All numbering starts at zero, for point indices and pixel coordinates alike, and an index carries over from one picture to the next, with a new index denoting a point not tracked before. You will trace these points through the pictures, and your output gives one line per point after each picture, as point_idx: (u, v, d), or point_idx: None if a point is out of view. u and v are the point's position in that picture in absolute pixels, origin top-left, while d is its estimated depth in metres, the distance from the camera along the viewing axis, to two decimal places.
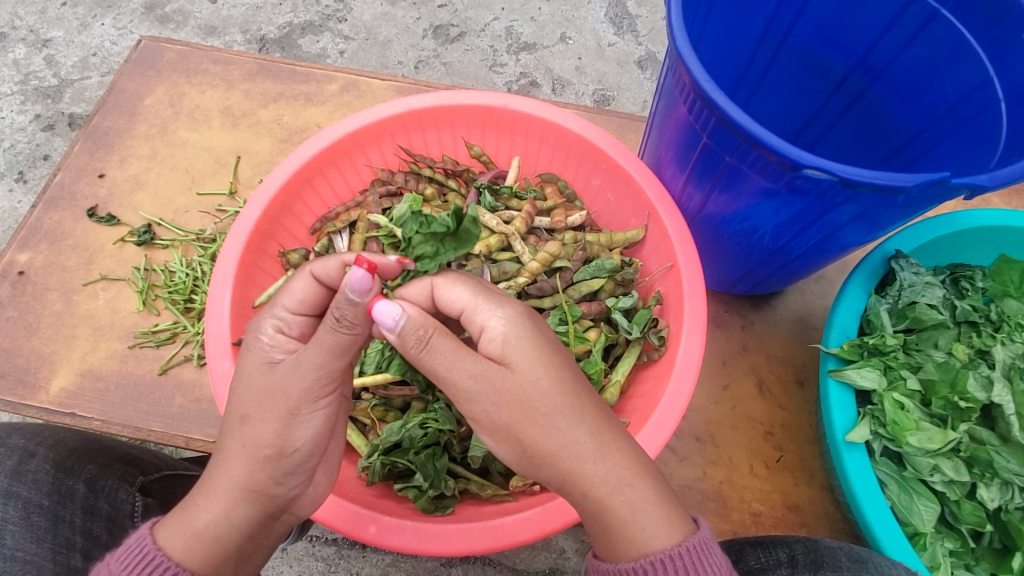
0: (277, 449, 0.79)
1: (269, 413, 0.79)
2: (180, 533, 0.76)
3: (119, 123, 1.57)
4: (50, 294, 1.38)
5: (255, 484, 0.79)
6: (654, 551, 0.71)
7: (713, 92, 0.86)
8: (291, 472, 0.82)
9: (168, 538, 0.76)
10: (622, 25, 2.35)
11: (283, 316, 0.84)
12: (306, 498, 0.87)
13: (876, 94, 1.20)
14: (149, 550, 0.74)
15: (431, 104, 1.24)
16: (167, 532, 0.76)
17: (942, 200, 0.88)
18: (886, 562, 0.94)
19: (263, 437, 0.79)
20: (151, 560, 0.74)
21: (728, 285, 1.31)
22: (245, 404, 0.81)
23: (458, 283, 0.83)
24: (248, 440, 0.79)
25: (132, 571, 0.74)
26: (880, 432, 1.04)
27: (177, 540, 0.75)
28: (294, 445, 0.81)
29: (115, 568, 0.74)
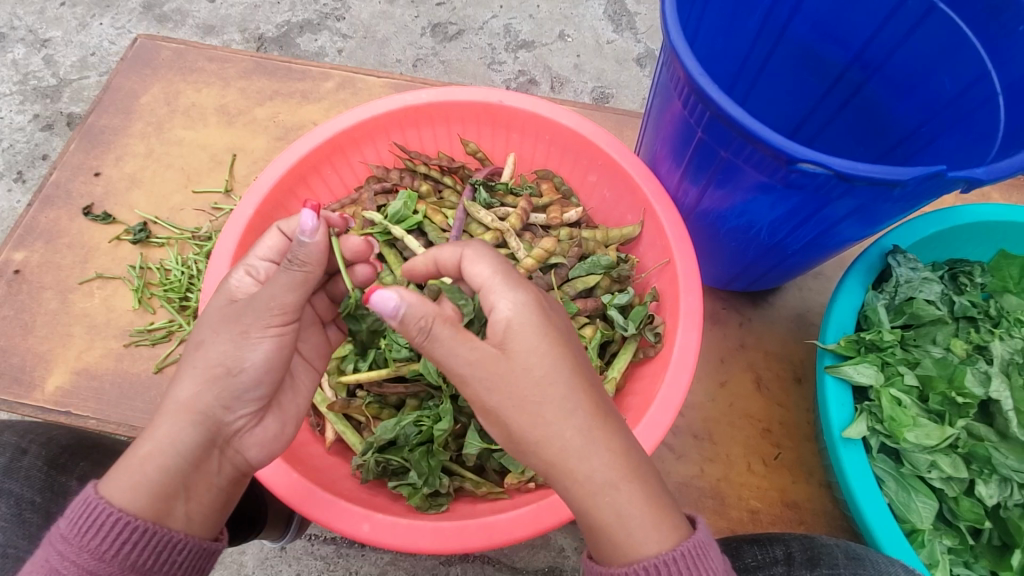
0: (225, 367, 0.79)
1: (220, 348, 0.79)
2: (126, 478, 0.74)
3: (115, 122, 1.56)
4: (46, 292, 1.38)
5: (204, 406, 0.79)
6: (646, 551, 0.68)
7: (708, 86, 0.85)
8: (238, 399, 0.81)
9: (114, 486, 0.74)
10: (621, 22, 2.35)
11: (256, 265, 0.88)
12: (257, 436, 0.85)
13: (874, 89, 1.19)
14: (94, 501, 0.73)
15: (425, 100, 1.23)
16: (112, 481, 0.74)
17: (940, 193, 0.87)
18: (883, 560, 0.94)
19: (218, 364, 0.79)
20: (99, 513, 0.72)
21: (725, 282, 1.30)
22: (202, 331, 0.82)
23: (480, 258, 0.80)
24: (198, 361, 0.79)
25: (80, 525, 0.72)
26: (877, 428, 1.03)
27: (126, 485, 0.74)
28: (241, 364, 0.80)
29: (67, 527, 0.73)
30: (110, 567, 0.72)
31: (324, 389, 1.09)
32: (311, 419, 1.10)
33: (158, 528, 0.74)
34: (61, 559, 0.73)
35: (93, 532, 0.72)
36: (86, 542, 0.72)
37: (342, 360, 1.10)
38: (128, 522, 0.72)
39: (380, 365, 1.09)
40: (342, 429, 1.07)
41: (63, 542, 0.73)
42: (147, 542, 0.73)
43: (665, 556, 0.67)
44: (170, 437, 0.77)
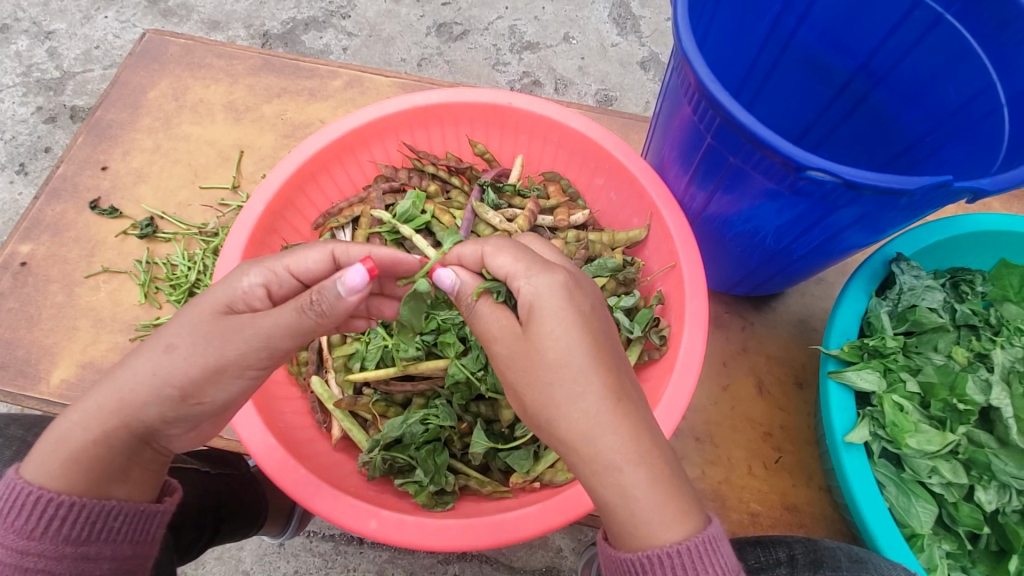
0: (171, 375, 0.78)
1: (202, 355, 0.79)
2: (40, 458, 0.76)
3: (122, 116, 1.57)
4: (51, 285, 1.38)
5: (150, 414, 0.78)
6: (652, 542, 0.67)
7: (718, 92, 0.86)
8: (184, 419, 0.81)
9: (32, 467, 0.76)
10: (626, 26, 2.36)
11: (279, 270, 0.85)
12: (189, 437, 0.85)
13: (879, 98, 1.21)
14: (15, 482, 0.75)
15: (435, 101, 1.24)
16: (32, 462, 0.76)
17: (945, 203, 0.88)
18: (885, 563, 0.95)
19: (177, 372, 0.78)
20: (20, 493, 0.74)
21: (730, 286, 1.31)
22: (179, 333, 0.79)
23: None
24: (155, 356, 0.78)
25: (5, 507, 0.74)
26: (879, 434, 1.04)
27: (42, 466, 0.75)
28: (203, 398, 0.80)
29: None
30: (40, 544, 0.74)
31: (331, 385, 1.10)
32: (318, 416, 1.10)
33: (88, 502, 0.76)
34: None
35: (16, 512, 0.74)
36: (10, 522, 0.74)
37: (350, 358, 1.12)
38: (49, 499, 0.74)
39: (387, 363, 1.11)
40: (349, 426, 1.08)
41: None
42: (76, 516, 0.75)
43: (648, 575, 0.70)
44: (103, 413, 0.77)
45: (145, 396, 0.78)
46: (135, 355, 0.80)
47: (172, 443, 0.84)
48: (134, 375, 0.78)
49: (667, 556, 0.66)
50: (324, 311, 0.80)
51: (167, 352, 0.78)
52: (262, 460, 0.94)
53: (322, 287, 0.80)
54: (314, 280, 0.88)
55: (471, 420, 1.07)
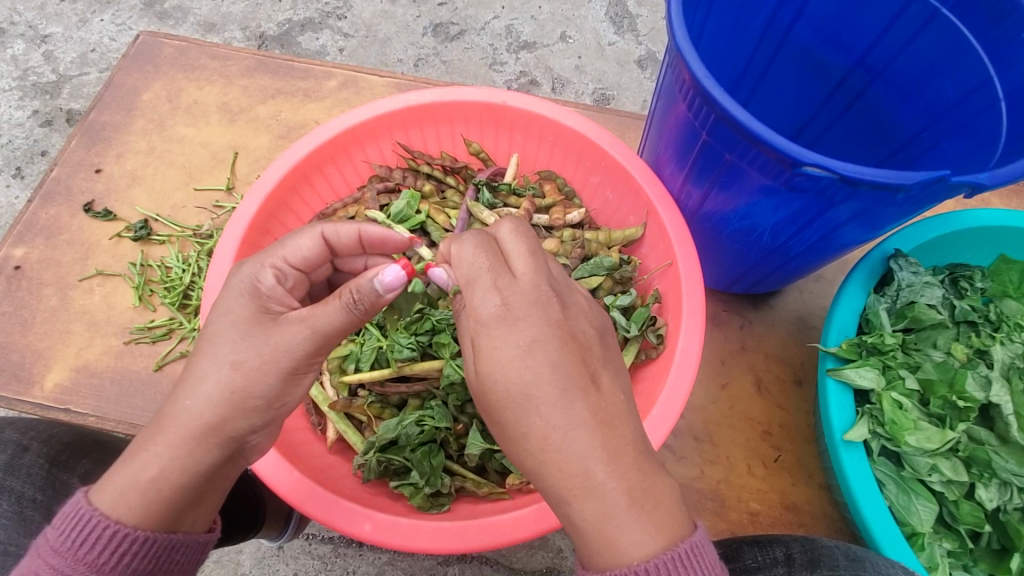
0: (236, 389, 0.77)
1: (269, 365, 0.78)
2: (114, 489, 0.73)
3: (116, 118, 1.56)
4: (45, 289, 1.38)
5: (233, 429, 0.78)
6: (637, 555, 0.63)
7: (713, 88, 0.85)
8: (264, 424, 0.81)
9: (107, 498, 0.73)
10: (623, 24, 2.35)
11: (283, 266, 0.86)
12: (261, 448, 0.85)
13: (876, 93, 1.20)
14: (86, 512, 0.72)
15: (429, 100, 1.23)
16: (104, 489, 0.73)
17: (943, 198, 0.87)
18: (885, 562, 0.94)
19: (252, 386, 0.78)
20: (91, 524, 0.71)
21: (727, 284, 1.30)
22: (240, 348, 0.78)
23: (466, 251, 0.77)
24: (221, 374, 0.77)
25: (73, 538, 0.71)
26: (878, 432, 1.03)
27: (119, 497, 0.72)
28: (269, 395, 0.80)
29: (60, 544, 0.71)
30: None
31: (326, 387, 1.09)
32: (313, 418, 1.10)
33: (159, 535, 0.74)
34: (55, 571, 0.72)
35: (87, 544, 0.71)
36: (80, 555, 0.71)
37: (344, 359, 1.11)
38: (127, 534, 0.72)
39: (382, 364, 1.10)
40: (344, 429, 1.07)
41: (54, 553, 0.71)
42: (147, 550, 0.73)
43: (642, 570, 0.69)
44: (181, 441, 0.75)
45: (226, 412, 0.77)
46: (193, 373, 0.78)
47: (248, 457, 0.83)
48: (202, 395, 0.77)
49: (665, 564, 0.62)
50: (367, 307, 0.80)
51: (233, 368, 0.77)
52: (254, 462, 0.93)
53: (359, 283, 0.79)
54: (310, 264, 0.90)
55: (466, 420, 1.05)
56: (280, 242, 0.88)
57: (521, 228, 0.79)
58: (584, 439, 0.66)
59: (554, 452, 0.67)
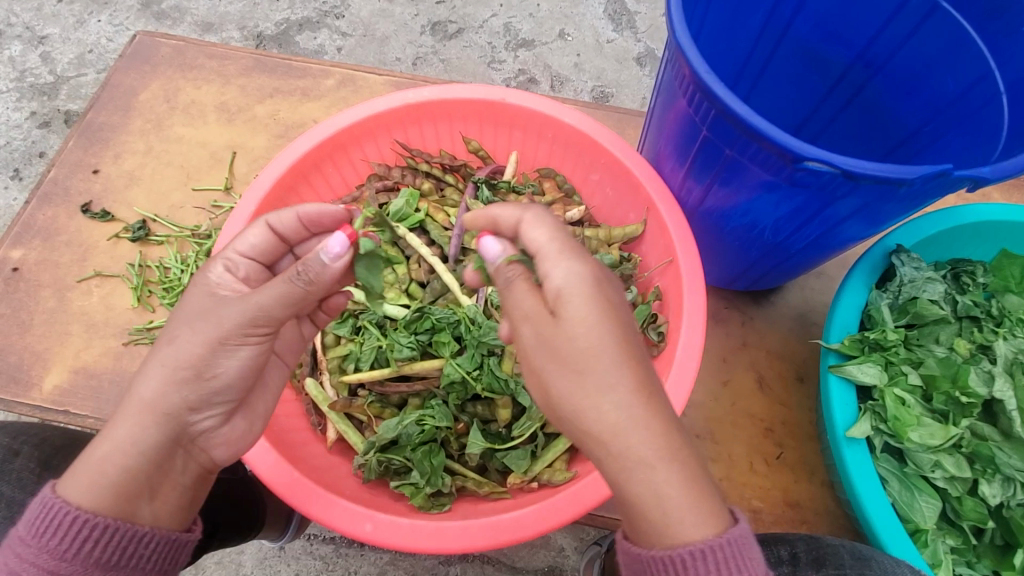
0: (193, 368, 0.78)
1: (199, 336, 0.78)
2: (78, 477, 0.73)
3: (113, 119, 1.55)
4: (43, 291, 1.37)
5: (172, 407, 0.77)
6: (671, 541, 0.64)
7: (713, 83, 0.85)
8: (207, 401, 0.80)
9: (70, 487, 0.73)
10: (622, 21, 2.34)
11: (232, 258, 0.87)
12: (223, 434, 0.85)
13: (877, 88, 1.19)
14: (50, 502, 0.72)
15: (427, 98, 1.22)
16: (69, 479, 0.74)
17: (945, 192, 0.87)
18: (888, 560, 0.93)
19: (187, 355, 0.77)
20: (54, 513, 0.71)
21: (728, 281, 1.29)
22: (178, 326, 0.80)
23: (539, 224, 0.77)
24: (167, 357, 0.78)
25: (39, 526, 0.71)
26: (881, 428, 1.03)
27: (77, 483, 0.73)
28: (213, 370, 0.79)
29: (30, 533, 0.72)
30: (73, 566, 0.72)
31: (327, 387, 1.09)
32: (312, 418, 1.09)
33: (121, 524, 0.73)
34: (25, 560, 0.73)
35: (49, 533, 0.71)
36: (44, 544, 0.71)
37: (345, 359, 1.11)
38: (86, 521, 0.71)
39: (382, 364, 1.10)
40: (344, 428, 1.07)
41: (25, 542, 0.72)
42: (109, 540, 0.72)
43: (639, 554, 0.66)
44: (129, 425, 0.76)
45: (167, 392, 0.77)
46: (145, 364, 0.79)
47: (204, 437, 0.82)
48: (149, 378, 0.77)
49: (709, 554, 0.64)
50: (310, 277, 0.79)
51: (171, 345, 0.78)
52: (254, 462, 0.93)
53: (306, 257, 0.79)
54: (263, 255, 0.90)
55: (467, 420, 1.06)
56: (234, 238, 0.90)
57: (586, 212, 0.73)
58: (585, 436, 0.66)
59: None
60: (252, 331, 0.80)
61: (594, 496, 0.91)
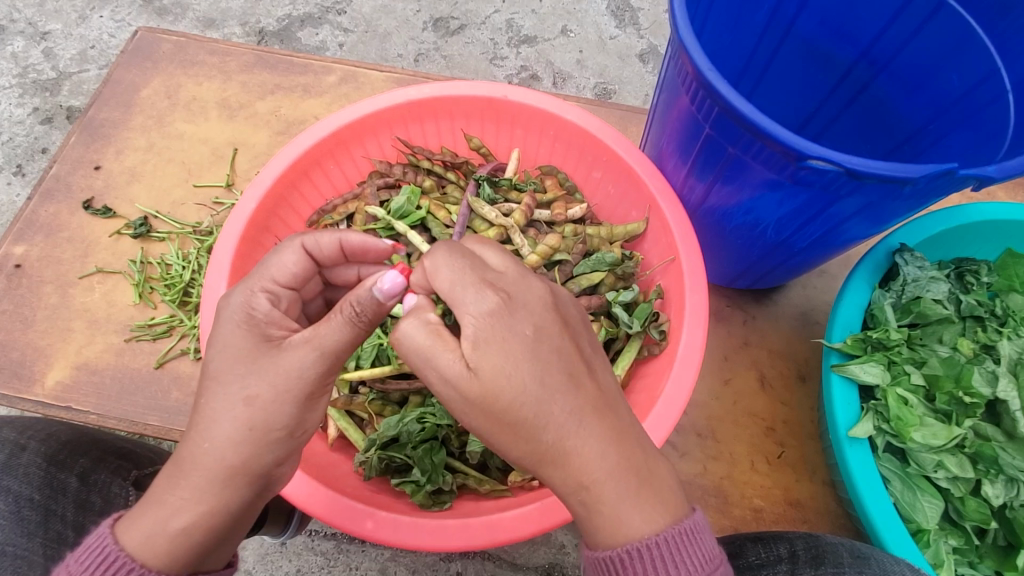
0: (283, 429, 0.76)
1: (282, 394, 0.75)
2: (145, 529, 0.72)
3: (115, 115, 1.55)
4: (46, 287, 1.37)
5: (259, 465, 0.76)
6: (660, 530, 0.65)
7: (717, 81, 0.84)
8: (289, 456, 0.81)
9: (135, 541, 0.71)
10: (625, 18, 2.33)
11: (276, 291, 0.83)
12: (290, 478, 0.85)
13: (881, 86, 1.18)
14: (112, 551, 0.71)
15: (429, 95, 1.22)
16: (133, 531, 0.72)
17: (950, 191, 0.86)
18: (890, 560, 0.93)
19: (271, 417, 0.75)
20: (116, 564, 0.70)
21: (731, 279, 1.29)
22: (253, 382, 0.75)
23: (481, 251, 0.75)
24: (247, 417, 0.74)
25: (95, 574, 0.70)
26: (883, 428, 1.03)
27: (147, 541, 0.71)
28: (290, 420, 0.77)
29: (82, 574, 0.71)
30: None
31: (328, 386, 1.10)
32: None
33: (186, 574, 0.74)
34: None
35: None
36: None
37: (345, 355, 1.10)
38: (151, 575, 0.71)
39: (383, 361, 1.10)
40: (345, 426, 1.07)
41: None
42: None
43: (647, 540, 0.65)
44: (205, 481, 0.73)
45: (249, 451, 0.75)
46: (207, 413, 0.75)
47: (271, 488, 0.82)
48: (224, 435, 0.74)
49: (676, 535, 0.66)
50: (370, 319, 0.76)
51: (246, 404, 0.74)
52: None
53: (359, 296, 0.74)
54: (298, 281, 0.87)
55: None
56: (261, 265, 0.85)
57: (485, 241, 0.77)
58: (584, 433, 0.65)
59: (554, 450, 0.66)
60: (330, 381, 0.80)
61: None
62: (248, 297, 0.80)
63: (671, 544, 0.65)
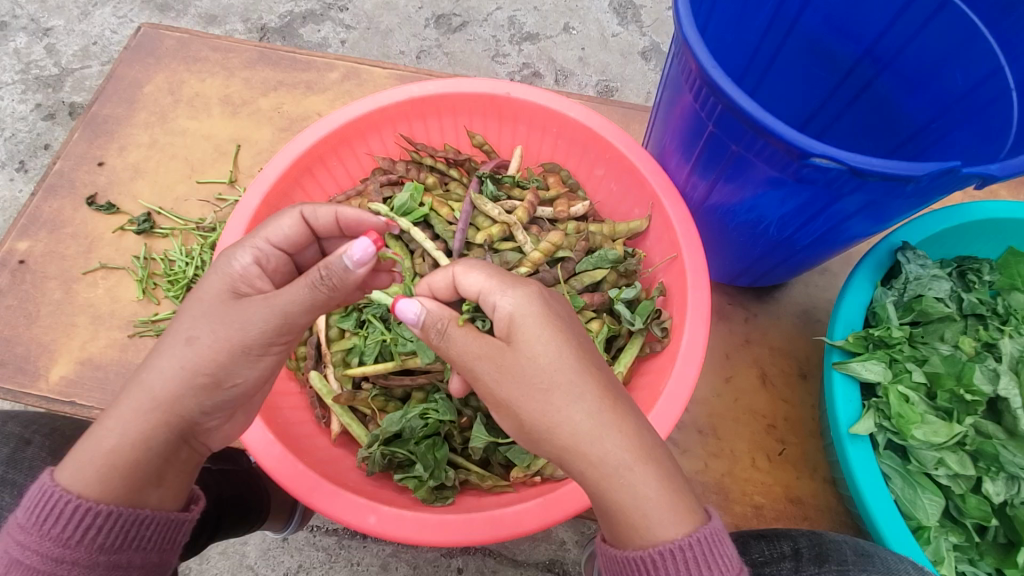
0: (213, 376, 0.79)
1: (221, 338, 0.78)
2: (79, 465, 0.73)
3: (118, 111, 1.55)
4: (49, 282, 1.38)
5: (185, 410, 0.77)
6: (661, 537, 0.67)
7: (720, 77, 0.84)
8: (220, 407, 0.82)
9: (68, 474, 0.73)
10: (627, 15, 2.32)
11: (262, 247, 0.87)
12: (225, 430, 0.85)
13: (884, 84, 1.18)
14: (48, 488, 0.71)
15: (432, 92, 1.22)
16: (69, 469, 0.73)
17: (953, 188, 0.86)
18: (892, 557, 0.93)
19: (206, 360, 0.78)
20: (54, 499, 0.71)
21: (733, 276, 1.29)
22: (198, 325, 0.79)
23: (472, 268, 0.82)
24: (184, 359, 0.77)
25: (39, 516, 0.71)
26: (884, 425, 1.03)
27: (79, 472, 0.72)
28: (236, 380, 0.81)
29: (31, 524, 0.71)
30: (75, 552, 0.72)
31: (330, 380, 1.09)
32: (316, 411, 1.10)
33: (123, 510, 0.73)
34: (22, 549, 0.72)
35: (51, 519, 0.71)
36: (45, 530, 0.71)
37: (349, 352, 1.12)
38: (88, 508, 0.71)
39: (386, 358, 1.11)
40: (348, 422, 1.07)
41: (32, 529, 0.71)
42: (112, 525, 0.73)
43: (680, 541, 0.67)
44: (134, 416, 0.75)
45: (179, 388, 0.77)
46: (157, 355, 0.79)
47: (204, 438, 0.83)
48: (162, 373, 0.77)
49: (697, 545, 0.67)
50: (336, 283, 0.80)
51: (188, 343, 0.78)
52: (260, 456, 0.93)
53: (329, 261, 0.79)
54: (293, 245, 0.92)
55: (470, 414, 1.06)
56: (263, 223, 0.90)
57: (472, 263, 0.84)
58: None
59: None
60: (275, 341, 0.82)
61: None
62: (251, 249, 0.86)
63: (702, 547, 0.67)
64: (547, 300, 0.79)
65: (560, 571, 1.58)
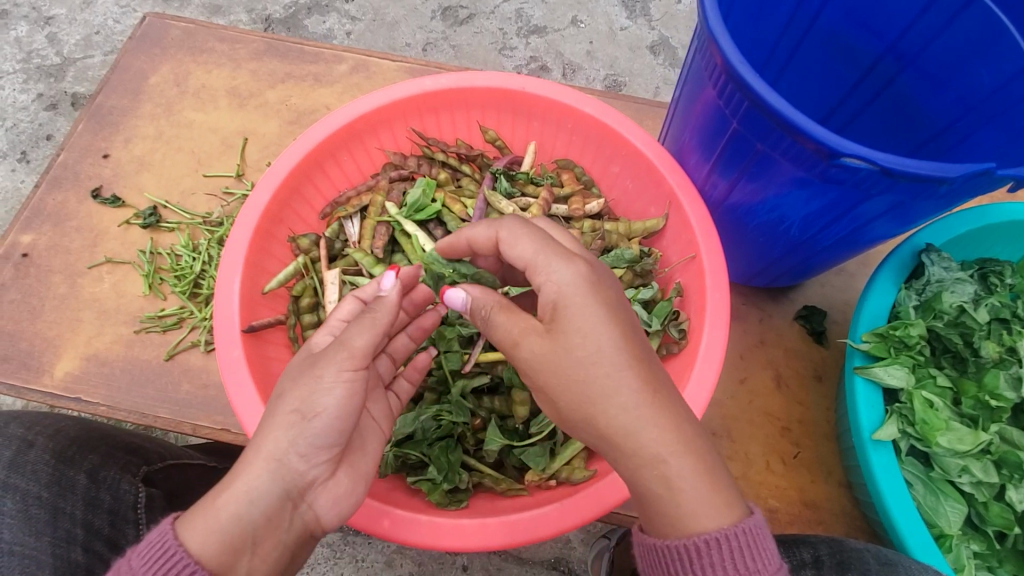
0: (301, 413, 0.76)
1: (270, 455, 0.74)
2: (206, 520, 0.70)
3: (123, 102, 1.53)
4: (54, 277, 1.36)
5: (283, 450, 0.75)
6: (695, 533, 0.67)
7: (749, 74, 0.82)
8: (317, 453, 0.77)
9: (195, 534, 0.70)
10: (636, 9, 2.29)
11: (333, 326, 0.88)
12: (328, 491, 0.80)
13: (908, 81, 1.16)
14: (171, 544, 0.68)
15: (445, 85, 1.19)
16: (189, 523, 0.70)
17: (985, 190, 0.83)
18: (917, 566, 0.92)
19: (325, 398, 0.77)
20: (175, 558, 0.68)
21: (749, 277, 1.27)
22: (289, 389, 0.78)
23: (520, 238, 0.83)
24: (277, 428, 0.75)
25: (153, 565, 0.67)
26: (908, 431, 1.01)
27: (208, 532, 0.70)
28: (317, 411, 0.76)
29: (137, 562, 0.68)
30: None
31: None
32: None
33: None
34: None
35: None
36: None
37: None
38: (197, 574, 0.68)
39: None
40: None
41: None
42: None
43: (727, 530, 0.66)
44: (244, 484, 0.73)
45: (284, 438, 0.75)
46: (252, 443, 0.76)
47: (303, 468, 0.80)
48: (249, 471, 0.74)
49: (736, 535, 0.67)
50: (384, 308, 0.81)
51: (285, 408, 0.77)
52: None
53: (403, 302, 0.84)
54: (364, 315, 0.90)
55: (484, 416, 1.05)
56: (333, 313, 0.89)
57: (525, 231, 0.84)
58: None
59: None
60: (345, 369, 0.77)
61: (615, 494, 0.90)
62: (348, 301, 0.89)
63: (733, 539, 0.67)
64: (598, 275, 0.79)
65: (567, 570, 1.57)
